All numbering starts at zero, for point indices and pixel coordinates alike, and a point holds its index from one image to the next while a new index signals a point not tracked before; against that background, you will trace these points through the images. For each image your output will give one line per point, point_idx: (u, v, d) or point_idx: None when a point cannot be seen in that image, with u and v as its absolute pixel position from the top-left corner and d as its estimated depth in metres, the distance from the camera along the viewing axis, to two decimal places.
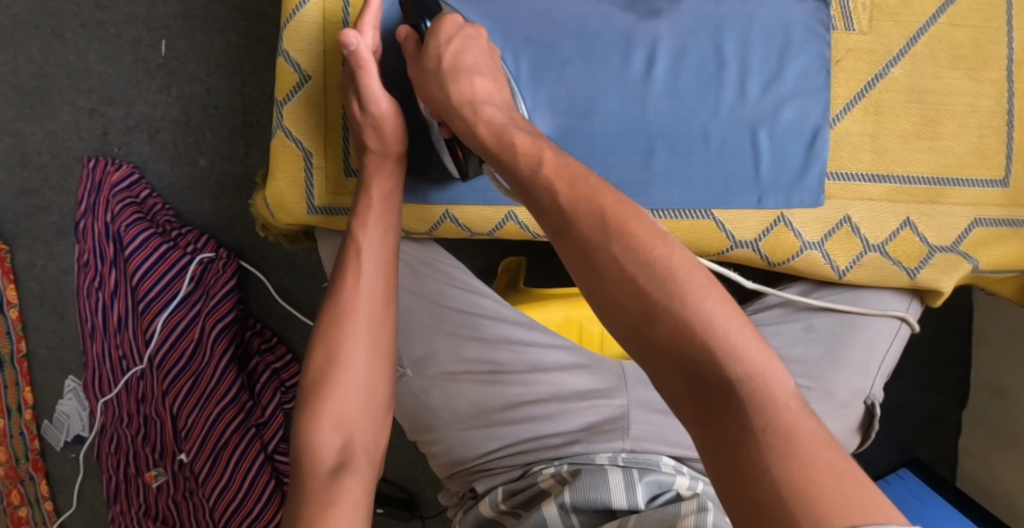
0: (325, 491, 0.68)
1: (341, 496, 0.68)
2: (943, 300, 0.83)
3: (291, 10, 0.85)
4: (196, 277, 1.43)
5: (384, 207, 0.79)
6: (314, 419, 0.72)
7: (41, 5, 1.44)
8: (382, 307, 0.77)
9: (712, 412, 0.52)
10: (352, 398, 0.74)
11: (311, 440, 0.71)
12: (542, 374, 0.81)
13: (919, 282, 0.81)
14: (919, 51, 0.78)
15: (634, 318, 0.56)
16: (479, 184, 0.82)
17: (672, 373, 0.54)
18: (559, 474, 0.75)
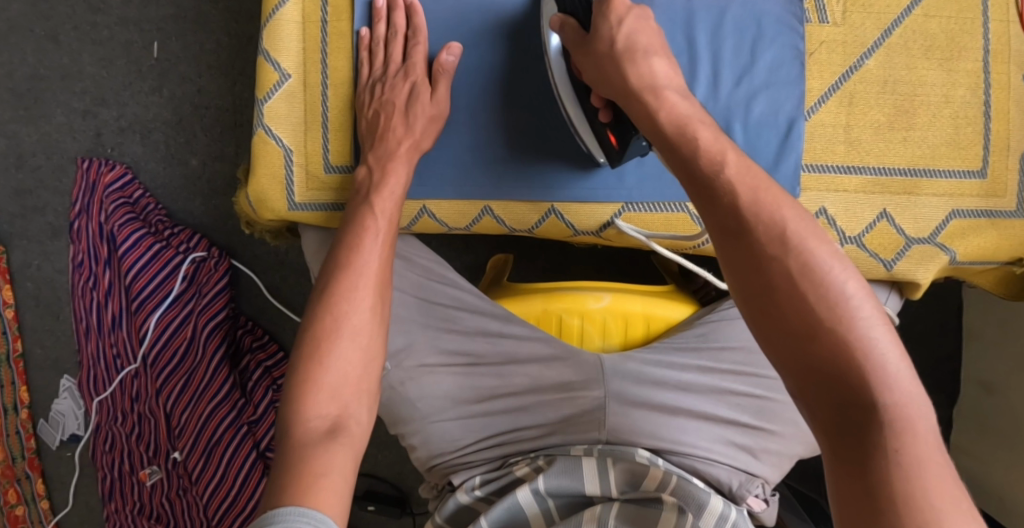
0: (318, 456, 0.64)
1: (334, 463, 0.64)
2: (921, 292, 0.83)
3: (271, 10, 0.86)
4: (189, 275, 1.44)
5: (388, 197, 0.81)
6: (308, 389, 0.69)
7: (36, 8, 1.46)
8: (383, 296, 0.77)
9: (853, 431, 0.50)
10: (351, 372, 0.71)
11: (305, 409, 0.67)
12: (518, 366, 0.82)
13: (897, 274, 0.81)
14: (893, 42, 0.79)
15: (785, 319, 0.54)
16: (456, 179, 0.84)
17: (815, 381, 0.52)
18: (535, 463, 0.76)
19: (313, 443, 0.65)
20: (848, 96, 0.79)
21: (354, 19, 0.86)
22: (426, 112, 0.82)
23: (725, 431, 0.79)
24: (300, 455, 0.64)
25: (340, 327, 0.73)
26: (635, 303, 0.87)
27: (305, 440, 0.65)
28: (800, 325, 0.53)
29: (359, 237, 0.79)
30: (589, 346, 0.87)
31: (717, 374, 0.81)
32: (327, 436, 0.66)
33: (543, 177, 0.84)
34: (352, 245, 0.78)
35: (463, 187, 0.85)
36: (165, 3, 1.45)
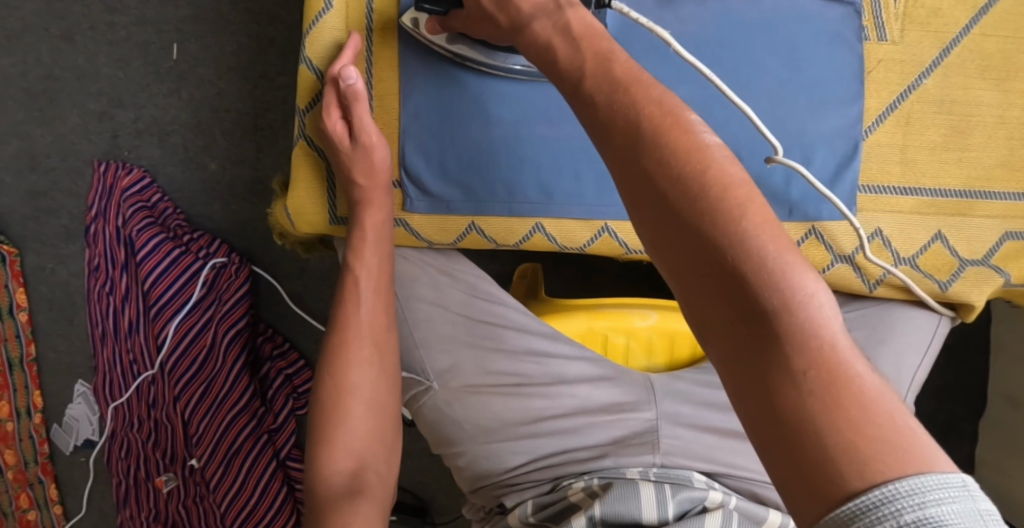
0: (339, 512, 0.73)
1: (354, 517, 0.72)
2: (976, 315, 0.82)
3: (312, 16, 0.81)
4: (209, 281, 1.42)
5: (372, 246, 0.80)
6: (327, 447, 0.76)
7: (51, 7, 1.43)
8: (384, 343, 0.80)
9: (752, 347, 0.43)
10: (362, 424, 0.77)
11: (324, 466, 0.75)
12: (566, 387, 0.80)
13: (950, 295, 0.80)
14: (951, 62, 0.77)
15: (676, 236, 0.46)
16: (506, 195, 0.81)
17: (721, 296, 0.44)
18: (589, 488, 0.73)
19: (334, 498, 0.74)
20: (905, 116, 0.78)
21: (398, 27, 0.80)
22: (365, 153, 0.77)
23: None
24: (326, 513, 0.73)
25: (343, 386, 0.78)
26: (682, 322, 0.86)
27: (327, 497, 0.74)
28: (685, 246, 0.45)
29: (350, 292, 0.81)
30: (633, 365, 0.87)
31: None
32: (348, 491, 0.75)
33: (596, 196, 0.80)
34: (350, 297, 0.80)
35: (512, 204, 0.81)
36: (184, 4, 1.42)
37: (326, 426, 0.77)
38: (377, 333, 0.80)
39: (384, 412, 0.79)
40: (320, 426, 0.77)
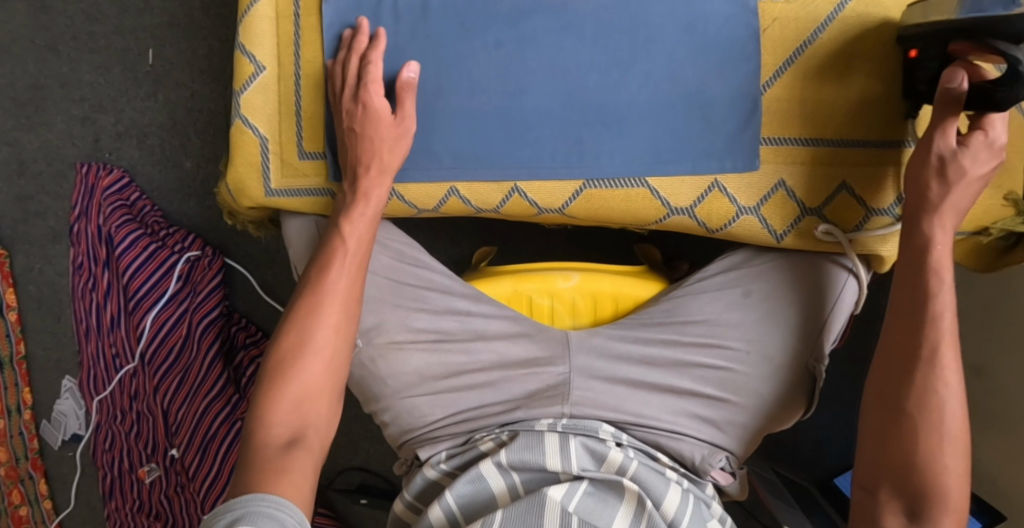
0: (277, 459, 0.72)
1: (292, 467, 0.72)
2: (889, 265, 0.84)
3: (245, 6, 0.88)
4: (184, 275, 1.47)
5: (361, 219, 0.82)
6: (273, 399, 0.76)
7: (36, 19, 1.51)
8: (351, 311, 0.81)
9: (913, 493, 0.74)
10: (314, 382, 0.77)
11: (267, 418, 0.75)
12: (484, 342, 0.86)
13: (860, 242, 0.81)
14: (848, 15, 0.78)
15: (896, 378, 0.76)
16: (424, 161, 0.85)
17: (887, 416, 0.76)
18: (498, 438, 0.81)
19: (271, 451, 0.73)
20: (802, 72, 0.79)
21: (321, 13, 0.86)
22: (390, 132, 0.81)
23: (690, 404, 0.83)
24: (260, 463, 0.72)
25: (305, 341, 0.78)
26: (603, 282, 0.89)
27: (262, 448, 0.73)
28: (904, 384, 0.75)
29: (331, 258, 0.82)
30: (559, 325, 0.90)
31: (676, 346, 0.84)
32: (286, 446, 0.74)
33: (506, 158, 0.84)
34: (322, 262, 0.81)
35: (428, 170, 0.85)
36: (159, 11, 1.48)
37: (277, 377, 0.77)
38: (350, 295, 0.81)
39: (339, 375, 0.80)
40: (272, 382, 0.77)
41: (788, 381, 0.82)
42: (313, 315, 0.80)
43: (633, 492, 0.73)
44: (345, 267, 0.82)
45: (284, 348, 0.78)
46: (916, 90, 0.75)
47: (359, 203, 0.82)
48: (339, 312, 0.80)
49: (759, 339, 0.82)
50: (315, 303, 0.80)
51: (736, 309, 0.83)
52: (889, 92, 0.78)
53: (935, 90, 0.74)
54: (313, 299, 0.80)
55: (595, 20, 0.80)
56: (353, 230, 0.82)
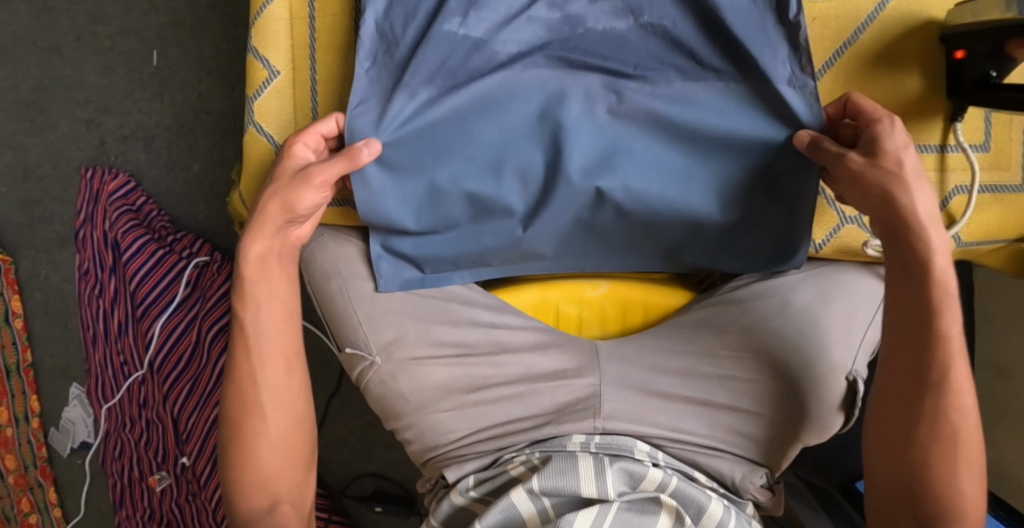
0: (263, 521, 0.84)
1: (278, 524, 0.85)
2: None
3: (258, 8, 0.88)
4: (193, 280, 1.44)
5: (262, 307, 0.82)
6: (242, 484, 0.83)
7: (38, 20, 1.47)
8: (285, 384, 0.84)
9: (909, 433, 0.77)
10: (274, 457, 0.83)
11: (244, 500, 0.83)
12: (511, 355, 0.85)
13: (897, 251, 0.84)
14: (887, 15, 0.81)
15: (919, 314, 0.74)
16: (468, 237, 0.84)
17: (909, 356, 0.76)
18: (529, 462, 0.81)
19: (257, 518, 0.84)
20: (842, 74, 0.82)
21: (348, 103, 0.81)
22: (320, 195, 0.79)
23: (726, 417, 0.82)
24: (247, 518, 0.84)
25: (247, 429, 0.82)
26: (635, 290, 0.90)
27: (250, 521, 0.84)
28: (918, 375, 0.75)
29: (243, 351, 0.83)
30: (587, 334, 0.90)
31: (714, 359, 0.83)
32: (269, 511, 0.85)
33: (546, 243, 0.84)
34: (238, 365, 0.83)
35: (471, 256, 0.86)
36: (163, 11, 1.45)
37: (241, 462, 0.83)
38: (275, 377, 0.84)
39: (298, 434, 0.86)
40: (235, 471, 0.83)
41: (834, 394, 0.80)
42: (248, 411, 0.83)
43: (672, 507, 0.76)
44: (264, 370, 0.83)
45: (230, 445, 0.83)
46: (963, 89, 0.78)
47: (263, 294, 0.82)
48: (271, 398, 0.83)
49: (804, 350, 0.80)
50: (244, 403, 0.82)
51: (775, 318, 0.81)
52: (934, 91, 0.81)
53: (981, 90, 0.76)
54: (239, 404, 0.83)
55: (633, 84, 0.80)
56: (259, 316, 0.82)
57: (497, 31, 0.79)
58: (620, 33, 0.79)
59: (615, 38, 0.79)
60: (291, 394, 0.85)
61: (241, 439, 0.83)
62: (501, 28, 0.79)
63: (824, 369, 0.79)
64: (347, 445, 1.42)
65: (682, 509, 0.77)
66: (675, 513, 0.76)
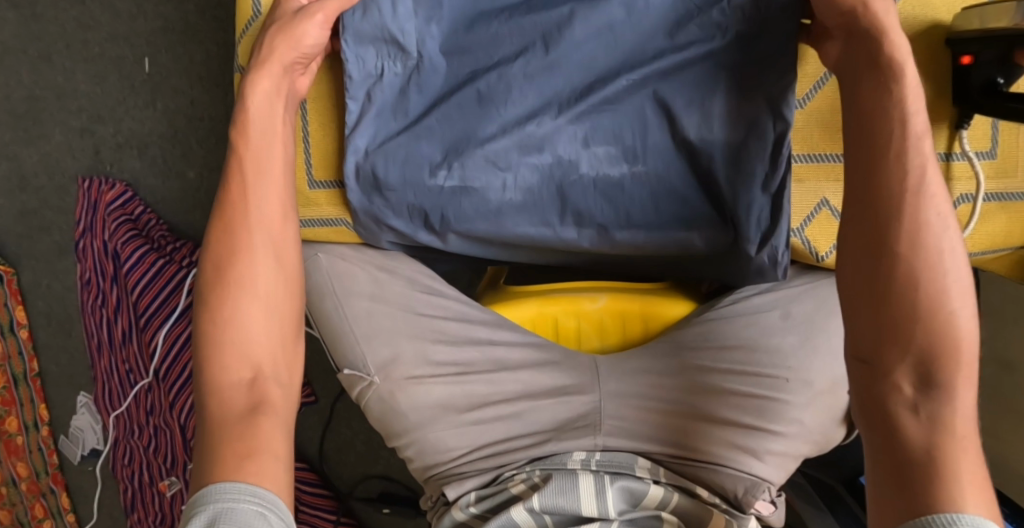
0: (242, 432, 0.70)
1: (258, 437, 0.70)
2: None
3: (244, 25, 0.88)
4: (193, 290, 1.40)
5: (258, 183, 0.78)
6: (220, 356, 0.73)
7: (28, 28, 1.45)
8: (280, 259, 0.78)
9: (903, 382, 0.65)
10: (261, 330, 0.74)
11: (220, 379, 0.72)
12: (511, 373, 0.85)
13: None
14: (894, 18, 0.79)
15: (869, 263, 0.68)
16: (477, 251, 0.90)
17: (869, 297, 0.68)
18: (530, 479, 0.82)
19: (234, 422, 0.71)
20: None
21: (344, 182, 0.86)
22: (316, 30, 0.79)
23: (733, 433, 0.80)
24: (223, 439, 0.70)
25: (234, 298, 0.74)
26: (631, 302, 0.89)
27: (224, 420, 0.71)
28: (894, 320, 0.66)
29: (232, 228, 0.76)
30: (586, 346, 0.91)
31: (716, 373, 0.83)
32: (250, 413, 0.71)
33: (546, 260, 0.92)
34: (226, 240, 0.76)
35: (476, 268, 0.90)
36: (153, 16, 1.43)
37: (219, 330, 0.73)
38: (267, 253, 0.77)
39: (285, 322, 0.77)
40: (209, 346, 0.73)
41: (833, 408, 0.81)
42: (235, 280, 0.75)
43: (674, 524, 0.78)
44: (252, 233, 0.77)
45: (207, 315, 0.74)
46: (972, 97, 0.76)
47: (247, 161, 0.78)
48: (260, 275, 0.76)
49: (802, 366, 0.81)
50: (228, 274, 0.75)
51: (776, 334, 0.82)
52: (939, 98, 0.80)
53: (989, 98, 0.74)
54: (226, 259, 0.76)
55: (619, 160, 0.80)
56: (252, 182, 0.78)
57: (486, 173, 0.81)
58: (615, 178, 0.81)
59: (609, 181, 0.81)
60: (285, 270, 0.78)
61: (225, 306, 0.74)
62: (492, 176, 0.81)
63: (817, 389, 0.81)
64: (353, 448, 1.43)
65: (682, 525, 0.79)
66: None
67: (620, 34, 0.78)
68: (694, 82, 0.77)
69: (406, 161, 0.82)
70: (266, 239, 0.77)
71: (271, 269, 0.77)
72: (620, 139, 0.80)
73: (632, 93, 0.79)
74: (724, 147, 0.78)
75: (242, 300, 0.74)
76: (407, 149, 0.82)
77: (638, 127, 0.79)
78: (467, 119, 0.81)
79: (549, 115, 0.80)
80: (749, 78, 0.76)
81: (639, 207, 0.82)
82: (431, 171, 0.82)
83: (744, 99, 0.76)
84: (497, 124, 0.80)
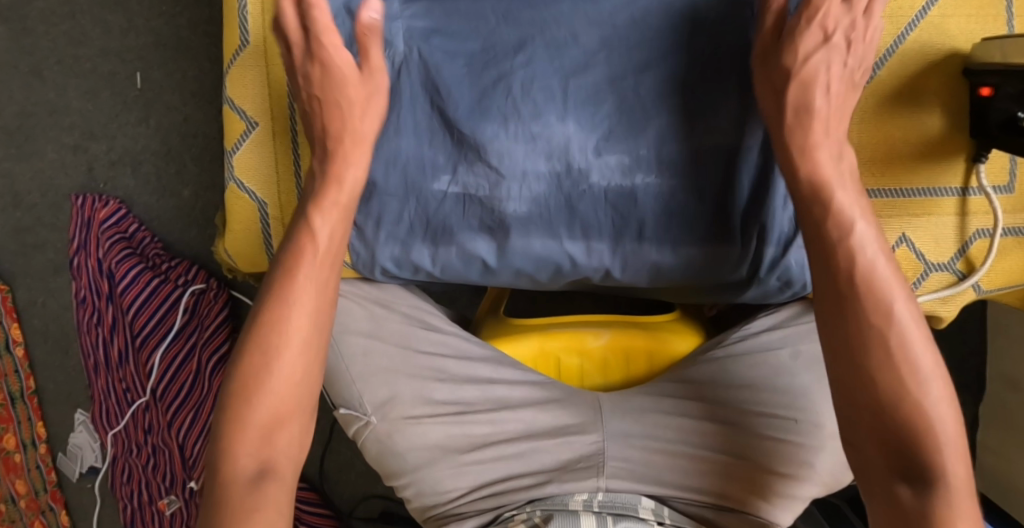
0: (246, 501, 0.69)
1: (261, 509, 0.69)
2: (946, 321, 0.84)
3: (231, 56, 0.84)
4: (190, 307, 1.42)
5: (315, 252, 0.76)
6: (237, 420, 0.71)
7: (17, 44, 1.43)
8: (320, 330, 0.76)
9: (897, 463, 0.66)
10: (284, 397, 0.73)
11: (233, 446, 0.71)
12: (510, 412, 0.84)
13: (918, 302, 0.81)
14: (909, 47, 0.77)
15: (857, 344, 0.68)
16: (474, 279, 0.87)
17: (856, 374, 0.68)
18: (531, 520, 0.77)
19: (239, 489, 0.70)
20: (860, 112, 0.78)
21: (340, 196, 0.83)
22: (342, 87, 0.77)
23: (738, 475, 0.79)
24: (228, 511, 0.69)
25: (268, 362, 0.73)
26: (635, 338, 0.89)
27: (229, 486, 0.70)
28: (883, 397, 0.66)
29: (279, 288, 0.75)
30: (588, 385, 0.89)
31: (717, 412, 0.83)
32: (254, 482, 0.70)
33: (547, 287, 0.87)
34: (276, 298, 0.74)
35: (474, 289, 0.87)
36: (144, 31, 1.41)
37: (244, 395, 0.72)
38: (309, 325, 0.75)
39: (309, 388, 0.75)
40: (233, 404, 0.72)
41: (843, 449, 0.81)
42: (269, 344, 0.73)
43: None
44: (300, 298, 0.75)
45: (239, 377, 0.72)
46: (990, 132, 0.74)
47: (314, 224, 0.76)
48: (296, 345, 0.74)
49: (811, 406, 0.80)
50: (266, 336, 0.73)
51: (783, 373, 0.82)
52: (956, 131, 0.77)
53: (1008, 134, 0.72)
54: (268, 322, 0.74)
55: (631, 168, 0.77)
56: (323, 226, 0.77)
57: (490, 178, 0.79)
58: (628, 187, 0.78)
59: (621, 190, 0.78)
60: (321, 342, 0.76)
61: (257, 371, 0.73)
62: (497, 183, 0.79)
63: (826, 432, 0.80)
64: (353, 467, 1.42)
65: None
66: None
67: (621, 37, 0.76)
68: (707, 86, 0.76)
69: (404, 168, 0.81)
70: (310, 304, 0.75)
71: (309, 340, 0.74)
72: (632, 146, 0.77)
73: (640, 92, 0.76)
74: (745, 155, 0.77)
75: (277, 367, 0.73)
76: (406, 155, 0.81)
77: (651, 137, 0.77)
78: (470, 123, 0.78)
79: (557, 119, 0.77)
80: None
81: (652, 216, 0.79)
82: (431, 175, 0.80)
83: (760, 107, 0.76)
84: (500, 125, 0.77)
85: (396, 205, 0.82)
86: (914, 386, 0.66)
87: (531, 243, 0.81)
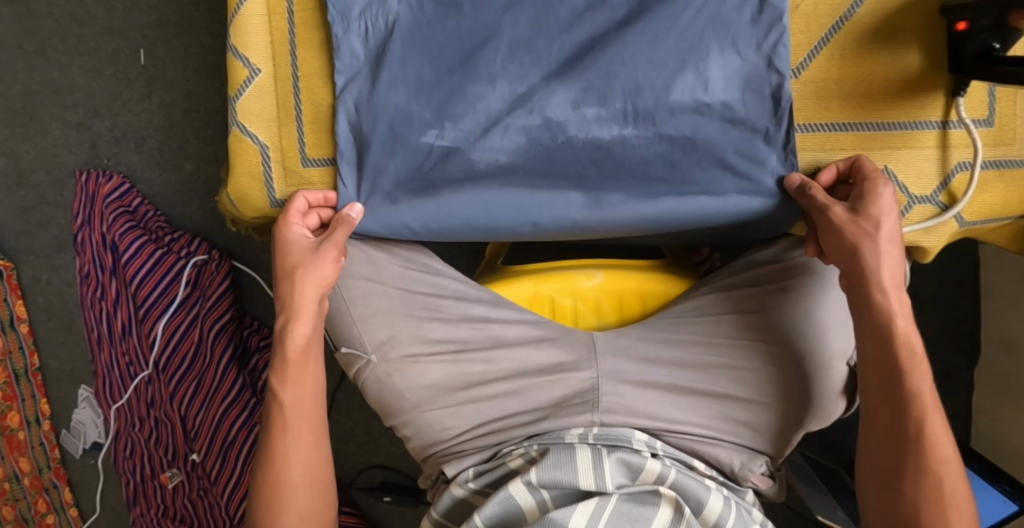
0: None
1: None
2: (932, 256, 0.86)
3: (236, 5, 0.87)
4: (192, 280, 1.44)
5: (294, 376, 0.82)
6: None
7: (22, 24, 1.46)
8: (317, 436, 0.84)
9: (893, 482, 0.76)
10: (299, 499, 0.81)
11: None
12: (507, 350, 0.86)
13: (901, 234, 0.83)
14: None
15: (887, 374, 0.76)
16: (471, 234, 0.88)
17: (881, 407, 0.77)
18: (528, 454, 0.81)
19: None
20: (838, 50, 0.81)
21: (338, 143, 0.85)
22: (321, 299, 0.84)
23: (727, 407, 0.84)
24: None
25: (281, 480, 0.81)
26: (627, 280, 0.90)
27: None
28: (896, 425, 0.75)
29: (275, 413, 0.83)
30: (582, 326, 0.91)
31: (715, 347, 0.84)
32: None
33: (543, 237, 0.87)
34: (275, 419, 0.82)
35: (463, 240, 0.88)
36: (147, 9, 1.44)
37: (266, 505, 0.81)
38: (304, 440, 0.83)
39: (323, 483, 0.84)
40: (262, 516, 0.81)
41: (834, 381, 0.81)
42: (276, 461, 0.82)
43: (671, 499, 0.75)
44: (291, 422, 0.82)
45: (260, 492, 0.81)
46: (965, 64, 0.77)
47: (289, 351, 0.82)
48: (300, 458, 0.82)
49: (801, 337, 0.81)
50: (271, 456, 0.82)
51: (773, 306, 0.83)
52: (935, 66, 0.80)
53: (982, 64, 0.75)
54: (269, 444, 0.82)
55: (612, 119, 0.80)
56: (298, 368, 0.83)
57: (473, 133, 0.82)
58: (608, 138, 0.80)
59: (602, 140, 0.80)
60: (320, 441, 0.84)
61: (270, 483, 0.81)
62: (482, 136, 0.82)
63: (822, 361, 0.81)
64: (353, 438, 1.43)
65: (681, 499, 0.75)
66: (675, 503, 0.75)
67: None
68: (689, 32, 0.78)
69: (394, 120, 0.82)
70: (303, 414, 0.83)
71: (309, 446, 0.83)
72: (609, 97, 0.80)
73: (622, 42, 0.79)
74: (724, 100, 0.79)
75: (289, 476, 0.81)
76: (396, 110, 0.82)
77: (631, 87, 0.79)
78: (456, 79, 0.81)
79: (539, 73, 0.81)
80: (745, 29, 0.78)
81: (633, 164, 0.81)
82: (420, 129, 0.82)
83: (737, 53, 0.78)
84: (487, 81, 0.81)
85: (387, 159, 0.83)
86: (928, 422, 0.74)
87: (517, 194, 0.84)
